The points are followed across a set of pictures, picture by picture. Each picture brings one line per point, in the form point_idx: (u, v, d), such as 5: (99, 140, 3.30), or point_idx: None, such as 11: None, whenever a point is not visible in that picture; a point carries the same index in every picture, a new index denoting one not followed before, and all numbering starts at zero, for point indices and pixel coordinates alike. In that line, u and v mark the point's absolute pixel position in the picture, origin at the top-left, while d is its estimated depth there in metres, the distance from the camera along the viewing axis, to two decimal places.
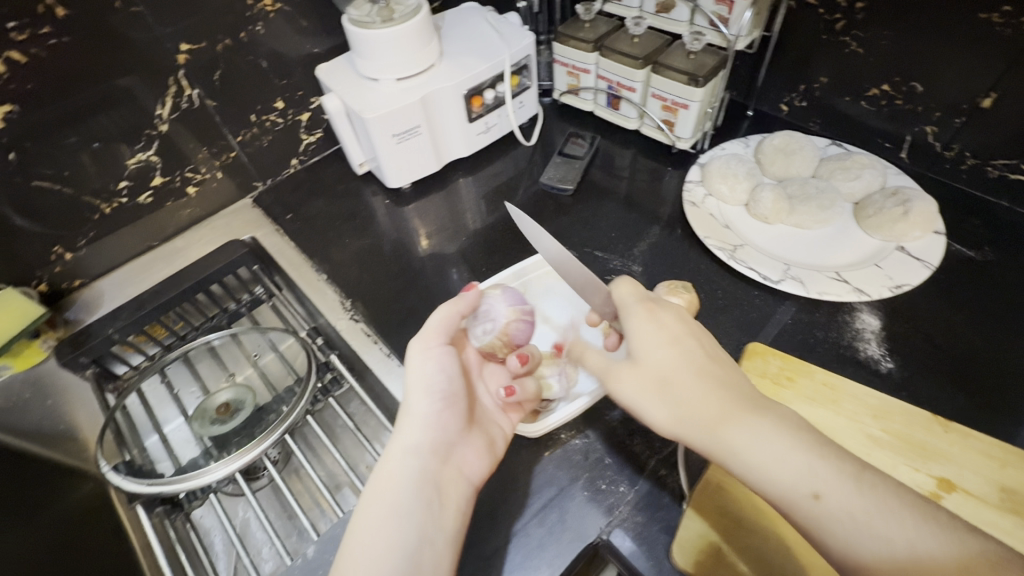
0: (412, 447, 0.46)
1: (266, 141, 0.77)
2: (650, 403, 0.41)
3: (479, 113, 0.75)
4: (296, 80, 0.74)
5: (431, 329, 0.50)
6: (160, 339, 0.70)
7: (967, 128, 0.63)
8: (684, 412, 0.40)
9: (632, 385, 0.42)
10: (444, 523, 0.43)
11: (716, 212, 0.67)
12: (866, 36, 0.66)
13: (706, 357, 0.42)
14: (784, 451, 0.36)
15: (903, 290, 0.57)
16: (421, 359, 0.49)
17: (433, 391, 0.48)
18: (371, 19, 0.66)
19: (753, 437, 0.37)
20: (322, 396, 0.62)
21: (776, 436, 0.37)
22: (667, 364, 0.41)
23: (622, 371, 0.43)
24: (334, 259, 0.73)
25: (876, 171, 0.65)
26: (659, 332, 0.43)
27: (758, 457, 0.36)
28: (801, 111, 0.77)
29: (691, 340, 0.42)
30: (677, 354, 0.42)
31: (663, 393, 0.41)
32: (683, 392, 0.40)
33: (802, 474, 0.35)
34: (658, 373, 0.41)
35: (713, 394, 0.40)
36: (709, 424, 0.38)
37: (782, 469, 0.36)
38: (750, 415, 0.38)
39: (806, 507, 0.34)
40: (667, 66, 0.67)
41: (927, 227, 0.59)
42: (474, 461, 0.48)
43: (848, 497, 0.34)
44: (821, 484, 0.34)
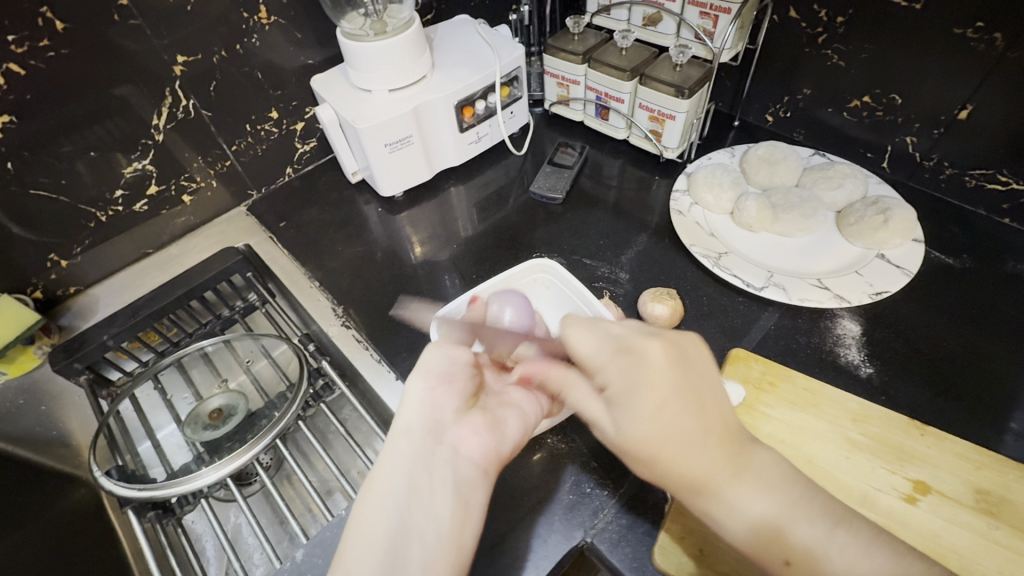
0: (407, 431, 0.46)
1: (261, 150, 0.78)
2: (637, 467, 0.41)
3: (471, 123, 0.76)
4: (291, 90, 0.75)
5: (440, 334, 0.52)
6: (154, 345, 0.71)
7: (945, 138, 0.65)
8: (667, 481, 0.39)
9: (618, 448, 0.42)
10: (436, 509, 0.42)
11: (702, 221, 0.68)
12: (847, 49, 0.67)
13: (694, 416, 0.39)
14: (761, 521, 0.37)
15: (882, 296, 0.58)
16: (432, 348, 0.50)
17: (431, 378, 0.49)
18: (364, 32, 0.67)
19: (732, 506, 0.37)
20: (314, 402, 0.63)
21: (755, 500, 0.37)
22: (649, 434, 0.39)
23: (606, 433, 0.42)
24: (327, 266, 0.74)
25: (857, 180, 0.67)
26: (642, 402, 0.40)
27: (736, 524, 0.37)
28: (786, 121, 0.79)
29: (677, 404, 0.39)
30: (663, 428, 0.39)
31: (646, 461, 0.40)
32: (667, 462, 0.39)
33: (773, 542, 0.36)
34: (639, 447, 0.40)
35: (696, 460, 0.38)
36: (694, 492, 0.38)
37: (756, 536, 0.37)
38: (733, 483, 0.38)
39: (777, 569, 0.36)
40: (654, 78, 0.69)
41: (906, 234, 0.61)
42: (472, 440, 0.46)
43: (817, 562, 0.35)
44: (792, 551, 0.36)
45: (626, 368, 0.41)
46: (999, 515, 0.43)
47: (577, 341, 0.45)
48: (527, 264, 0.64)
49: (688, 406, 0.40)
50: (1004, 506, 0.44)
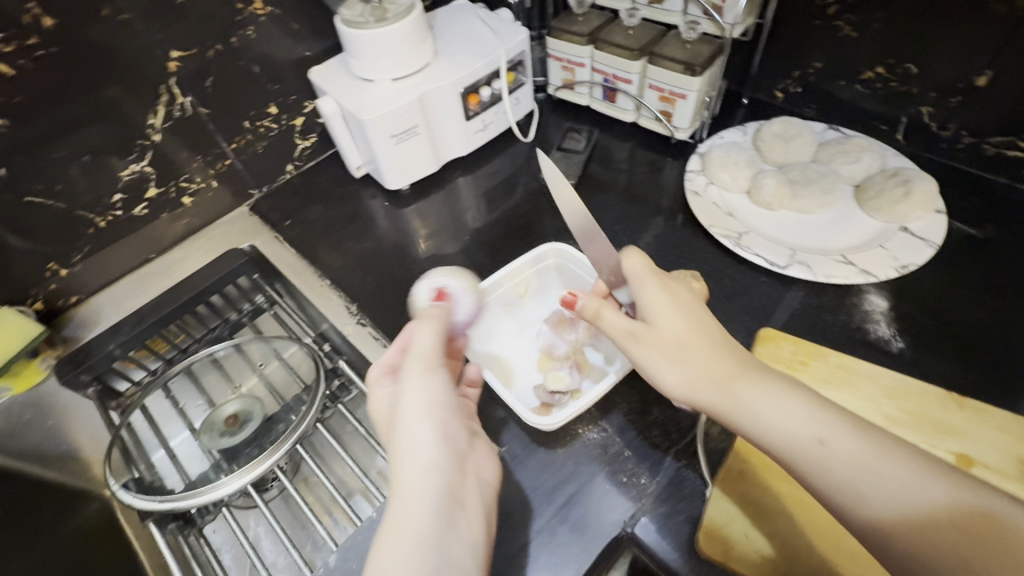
0: (429, 458, 0.39)
1: (260, 147, 0.75)
2: (668, 360, 0.41)
3: (476, 111, 0.74)
4: (289, 84, 0.73)
5: (422, 355, 0.44)
6: (161, 353, 0.69)
7: (962, 107, 0.64)
8: (695, 372, 0.40)
9: (648, 347, 0.42)
10: (470, 535, 0.38)
11: (719, 201, 0.66)
12: (858, 20, 0.66)
13: (704, 319, 0.43)
14: (795, 413, 0.37)
15: (908, 270, 0.57)
16: (420, 375, 0.43)
17: (429, 411, 0.41)
18: (364, 19, 0.64)
19: (765, 403, 0.38)
20: (331, 404, 0.62)
21: (794, 403, 0.37)
22: (678, 321, 0.42)
23: (639, 333, 0.42)
24: (336, 264, 0.71)
25: (875, 154, 0.66)
26: (671, 300, 0.43)
27: (773, 423, 0.37)
28: (797, 97, 0.77)
29: (700, 311, 0.43)
30: (691, 324, 0.42)
31: (674, 346, 0.41)
32: (693, 347, 0.41)
33: (805, 425, 0.36)
34: (669, 335, 0.41)
35: (716, 354, 0.40)
36: (723, 385, 0.39)
37: (800, 437, 0.36)
38: (759, 384, 0.39)
39: (820, 457, 0.35)
40: (663, 56, 0.67)
41: (928, 206, 0.60)
42: (486, 462, 0.44)
43: (851, 443, 0.35)
44: (828, 431, 0.35)
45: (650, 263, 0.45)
46: None
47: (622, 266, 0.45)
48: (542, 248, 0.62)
49: (712, 320, 0.43)
50: None
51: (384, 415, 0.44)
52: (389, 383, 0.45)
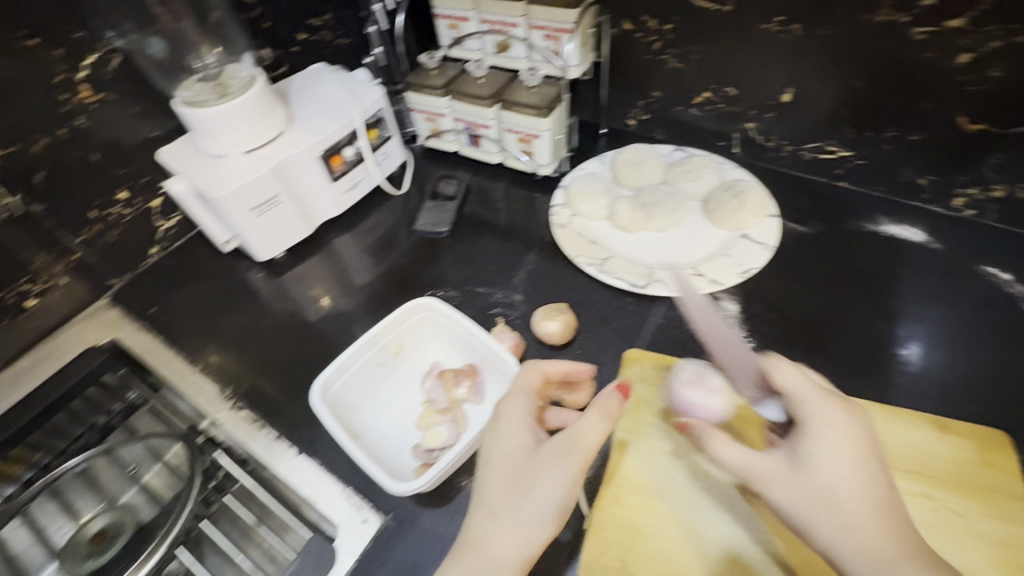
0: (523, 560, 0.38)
1: (115, 235, 0.72)
2: (818, 515, 0.37)
3: (342, 171, 0.74)
4: (138, 166, 0.70)
5: (586, 449, 0.40)
6: (16, 475, 0.61)
7: (778, 120, 0.72)
8: (846, 534, 0.36)
9: (797, 496, 0.38)
10: None
11: (583, 231, 0.70)
12: (680, 53, 0.73)
13: (881, 472, 0.38)
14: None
15: (751, 274, 0.62)
16: (551, 476, 0.40)
17: (555, 515, 0.39)
18: (204, 97, 0.64)
19: None
20: (216, 496, 0.58)
21: None
22: (843, 477, 0.38)
23: (778, 476, 0.39)
24: (211, 346, 0.68)
25: (713, 170, 0.72)
26: (845, 450, 0.38)
27: None
28: (646, 123, 0.84)
29: (876, 466, 0.38)
30: (857, 480, 0.38)
31: (835, 505, 0.37)
32: (855, 514, 0.37)
33: None
34: (830, 487, 0.37)
35: (875, 525, 0.36)
36: (885, 565, 0.35)
37: None
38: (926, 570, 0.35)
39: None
40: (513, 102, 0.71)
41: (760, 213, 0.67)
42: None
43: None
44: None
45: (839, 413, 0.39)
46: None
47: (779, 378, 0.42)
48: (406, 305, 0.57)
49: (885, 473, 0.38)
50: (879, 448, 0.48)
51: (498, 470, 0.42)
52: (523, 433, 0.43)
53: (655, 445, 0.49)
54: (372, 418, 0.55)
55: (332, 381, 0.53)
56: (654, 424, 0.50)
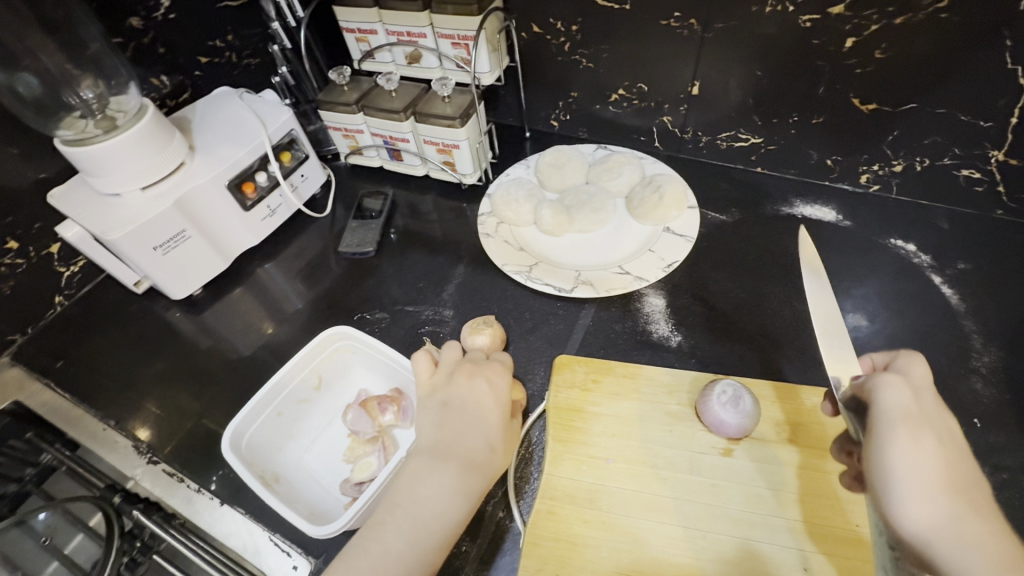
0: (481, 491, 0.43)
1: (8, 288, 0.66)
2: (941, 495, 0.37)
3: (256, 198, 0.71)
4: (28, 212, 0.65)
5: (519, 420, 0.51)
6: None
7: (691, 112, 0.73)
8: (968, 521, 0.36)
9: (938, 465, 0.37)
10: None
11: (510, 238, 0.69)
12: (590, 53, 0.73)
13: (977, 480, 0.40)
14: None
15: (674, 267, 0.63)
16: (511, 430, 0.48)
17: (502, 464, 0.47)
18: (89, 134, 0.60)
19: None
20: (142, 558, 0.52)
21: None
22: (965, 469, 0.38)
23: (928, 440, 0.38)
24: (127, 395, 0.64)
25: (633, 166, 0.72)
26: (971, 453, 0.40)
27: None
28: (568, 123, 0.84)
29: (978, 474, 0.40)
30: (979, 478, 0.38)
31: (961, 497, 0.37)
32: (976, 505, 0.37)
33: None
34: (962, 476, 0.38)
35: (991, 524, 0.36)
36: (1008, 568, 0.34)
37: None
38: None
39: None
40: (426, 113, 0.70)
41: (680, 205, 0.67)
42: None
43: None
44: None
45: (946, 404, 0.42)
46: (798, 440, 0.48)
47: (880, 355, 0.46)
48: (322, 336, 0.56)
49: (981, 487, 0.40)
50: (800, 430, 0.48)
51: (475, 407, 0.46)
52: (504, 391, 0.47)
53: (586, 451, 0.49)
54: (300, 457, 0.53)
55: (245, 427, 0.50)
56: (583, 430, 0.50)
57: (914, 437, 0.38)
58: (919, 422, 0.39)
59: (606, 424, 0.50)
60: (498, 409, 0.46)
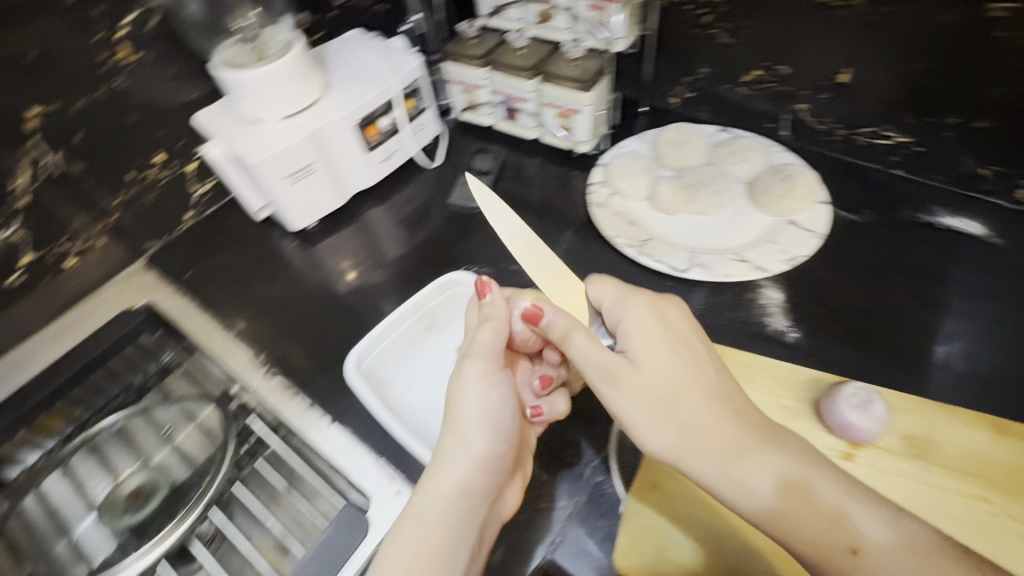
0: (464, 486, 0.44)
1: (150, 199, 0.72)
2: (651, 423, 0.43)
3: (377, 141, 0.73)
4: (175, 130, 0.70)
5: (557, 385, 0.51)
6: (54, 431, 0.62)
7: (832, 102, 0.68)
8: (692, 434, 0.41)
9: (630, 396, 0.43)
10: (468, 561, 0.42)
11: (623, 211, 0.68)
12: (732, 27, 0.69)
13: (698, 364, 0.44)
14: (785, 487, 0.39)
15: (798, 262, 0.60)
16: (479, 385, 0.47)
17: (495, 430, 0.46)
18: (242, 61, 0.63)
19: (770, 466, 0.39)
20: (249, 460, 0.58)
21: (782, 468, 0.39)
22: (678, 378, 0.43)
23: (620, 374, 0.44)
24: (244, 312, 0.69)
25: (760, 152, 0.69)
26: (661, 343, 0.45)
27: (761, 488, 0.39)
28: (690, 102, 0.80)
29: (685, 356, 0.44)
30: (680, 371, 0.43)
31: (681, 428, 0.42)
32: (693, 406, 0.42)
33: (810, 519, 0.37)
34: (660, 386, 0.43)
35: (728, 417, 0.41)
36: (725, 459, 0.40)
37: (784, 511, 0.38)
38: (770, 452, 0.40)
39: (844, 560, 0.36)
40: (554, 74, 0.69)
41: (810, 199, 0.64)
42: (510, 500, 0.46)
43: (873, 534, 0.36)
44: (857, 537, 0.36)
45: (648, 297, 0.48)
46: (925, 456, 0.45)
47: (595, 293, 0.51)
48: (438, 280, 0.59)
49: (709, 393, 0.42)
50: (929, 447, 0.46)
51: (465, 421, 0.46)
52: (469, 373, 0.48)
53: None
54: (404, 391, 0.55)
55: (366, 354, 0.55)
56: None
57: (621, 383, 0.44)
58: (614, 373, 0.44)
59: None
60: (471, 398, 0.47)
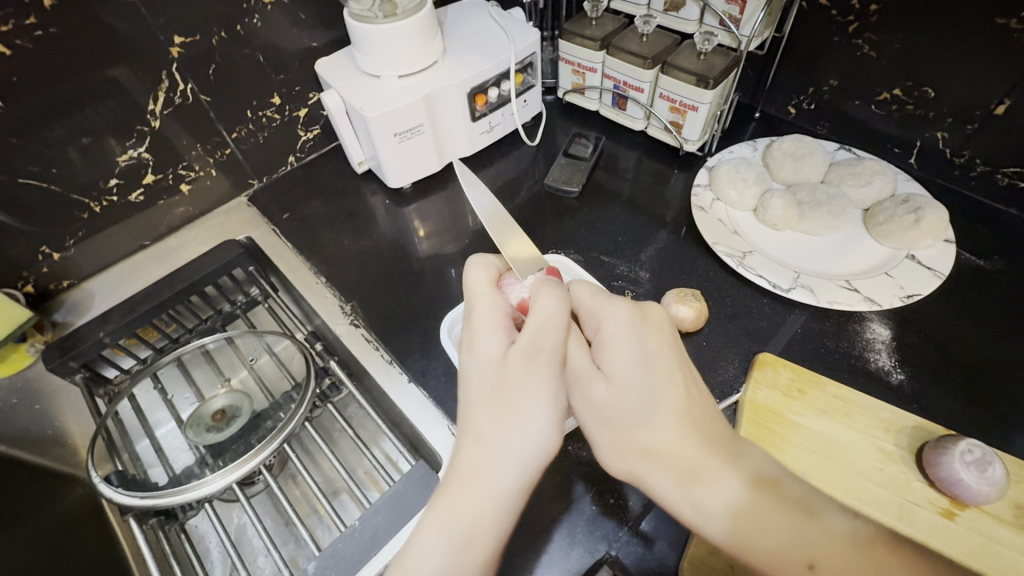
0: (525, 488, 0.39)
1: (262, 138, 0.74)
2: (615, 440, 0.41)
3: (483, 111, 0.72)
4: (294, 75, 0.72)
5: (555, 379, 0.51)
6: (151, 342, 0.68)
7: (978, 134, 0.63)
8: (655, 456, 0.39)
9: (601, 412, 0.42)
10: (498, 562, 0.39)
11: (724, 218, 0.65)
12: (879, 39, 0.64)
13: (671, 379, 0.42)
14: (747, 505, 0.35)
15: (914, 300, 0.56)
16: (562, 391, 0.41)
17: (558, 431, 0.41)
18: (372, 14, 0.63)
19: (727, 489, 0.36)
20: (321, 403, 0.61)
21: (748, 486, 0.36)
22: (659, 393, 0.41)
23: (596, 391, 0.43)
24: (332, 259, 0.71)
25: (887, 177, 0.64)
26: (638, 355, 0.43)
27: (724, 514, 0.35)
28: (809, 114, 0.76)
29: (667, 368, 0.42)
30: (653, 386, 0.41)
31: (642, 449, 0.40)
32: (658, 424, 0.40)
33: (780, 545, 0.33)
34: (631, 405, 0.41)
35: (690, 437, 0.39)
36: (685, 477, 0.37)
37: (746, 532, 0.34)
38: (725, 470, 0.37)
39: None
40: (676, 66, 0.66)
41: (938, 235, 0.58)
42: None
43: (839, 562, 0.32)
44: (816, 552, 0.33)
45: (631, 311, 0.45)
46: None
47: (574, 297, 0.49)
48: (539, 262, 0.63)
49: (679, 412, 0.40)
50: None
51: (533, 411, 0.40)
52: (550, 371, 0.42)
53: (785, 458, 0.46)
54: None
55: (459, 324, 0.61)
56: (784, 435, 0.47)
57: (597, 391, 0.43)
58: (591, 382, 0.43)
59: (808, 438, 0.47)
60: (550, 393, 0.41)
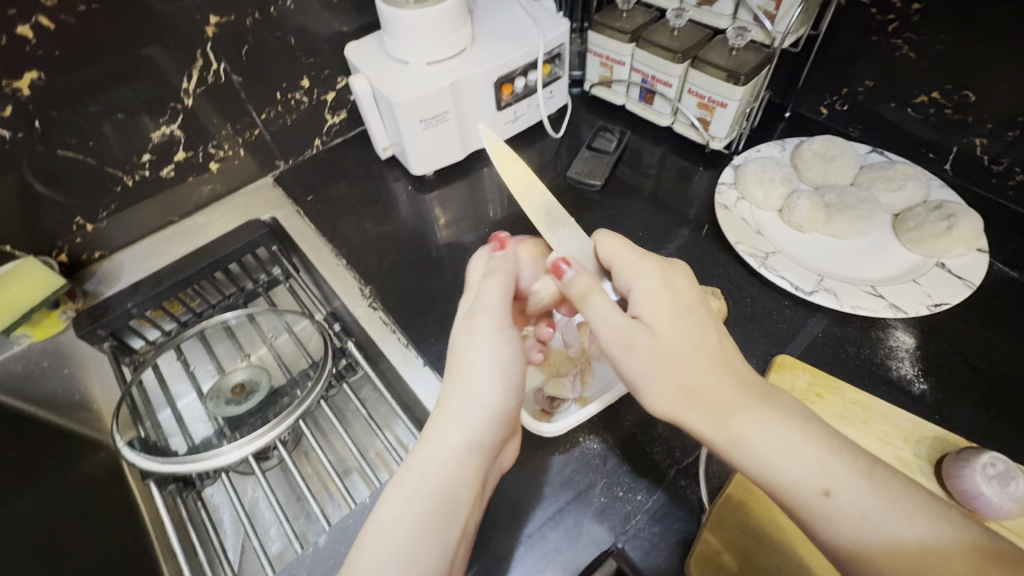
0: (471, 443, 0.43)
1: (290, 120, 0.76)
2: (661, 385, 0.40)
3: (508, 101, 0.73)
4: (323, 59, 0.72)
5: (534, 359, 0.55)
6: (177, 315, 0.69)
7: (1019, 142, 0.60)
8: (695, 394, 0.39)
9: (649, 361, 0.40)
10: (472, 515, 0.43)
11: (748, 218, 0.64)
12: (920, 40, 0.62)
13: (708, 328, 0.41)
14: (787, 445, 0.37)
15: (941, 308, 0.55)
16: (496, 343, 0.45)
17: (497, 380, 0.44)
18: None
19: (766, 425, 0.37)
20: (336, 381, 0.61)
21: (788, 429, 0.37)
22: (692, 344, 0.40)
23: (640, 341, 0.41)
24: (353, 242, 0.72)
25: (919, 183, 0.62)
26: (672, 304, 0.42)
27: (768, 450, 0.37)
28: (841, 115, 0.75)
29: (701, 318, 0.41)
30: (690, 335, 0.40)
31: (686, 389, 0.39)
32: (697, 367, 0.39)
33: (807, 475, 0.35)
34: (677, 353, 0.40)
35: (726, 378, 0.39)
36: (720, 412, 0.38)
37: (787, 474, 0.36)
38: (759, 406, 0.38)
39: (815, 501, 0.35)
40: (706, 61, 0.64)
41: (971, 244, 0.57)
42: (507, 453, 0.47)
43: (857, 495, 0.34)
44: (835, 482, 0.35)
45: (656, 260, 0.45)
46: None
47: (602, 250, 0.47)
48: None
49: (716, 360, 0.40)
50: None
51: (479, 365, 0.45)
52: (505, 336, 0.46)
53: None
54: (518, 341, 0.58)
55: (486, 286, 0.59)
56: None
57: (638, 350, 0.40)
58: (631, 335, 0.41)
59: None
60: (500, 345, 0.45)
